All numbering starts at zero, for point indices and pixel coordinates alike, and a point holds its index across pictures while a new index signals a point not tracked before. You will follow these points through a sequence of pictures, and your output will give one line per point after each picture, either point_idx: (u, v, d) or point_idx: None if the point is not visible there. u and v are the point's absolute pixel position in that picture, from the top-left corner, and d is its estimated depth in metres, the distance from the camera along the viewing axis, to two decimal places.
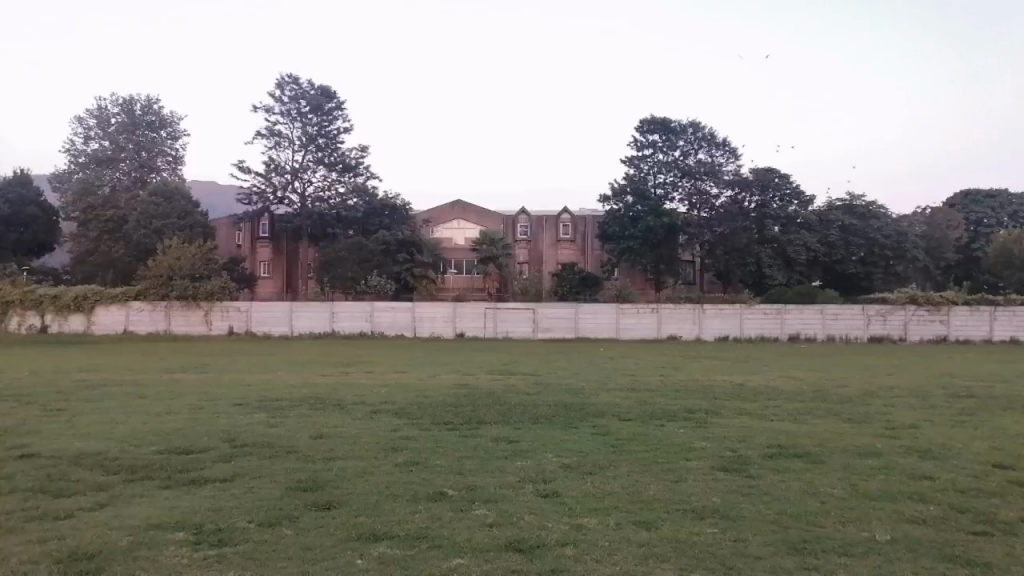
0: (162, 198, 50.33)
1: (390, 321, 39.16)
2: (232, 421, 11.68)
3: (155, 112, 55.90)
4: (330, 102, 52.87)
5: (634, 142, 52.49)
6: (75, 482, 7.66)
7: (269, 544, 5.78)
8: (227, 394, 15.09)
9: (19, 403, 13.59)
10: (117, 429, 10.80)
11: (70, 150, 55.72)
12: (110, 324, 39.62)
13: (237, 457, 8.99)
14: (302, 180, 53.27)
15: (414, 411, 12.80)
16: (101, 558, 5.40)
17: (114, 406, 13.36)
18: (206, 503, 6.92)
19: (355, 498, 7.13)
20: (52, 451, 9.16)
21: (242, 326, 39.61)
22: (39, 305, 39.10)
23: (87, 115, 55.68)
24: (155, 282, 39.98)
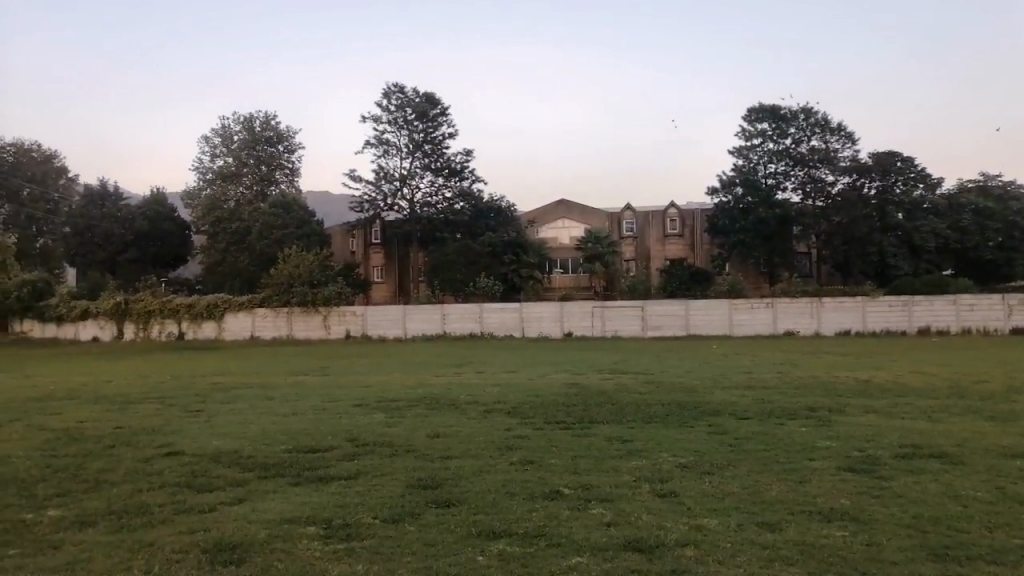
0: (282, 210, 53.06)
1: (499, 322, 39.66)
2: (354, 421, 12.17)
3: (272, 128, 59.02)
4: (435, 108, 54.21)
5: (742, 131, 50.95)
6: (215, 478, 8.21)
7: (393, 539, 6.01)
8: (348, 395, 15.75)
9: (163, 405, 14.67)
10: (250, 429, 11.49)
11: (198, 167, 59.73)
12: (239, 330, 42.15)
13: (359, 456, 9.36)
14: (411, 186, 54.80)
15: (527, 410, 12.92)
16: (241, 549, 5.76)
17: (246, 407, 14.25)
18: (334, 499, 7.26)
19: (473, 496, 7.27)
20: (193, 449, 9.86)
21: (358, 329, 41.18)
22: (176, 313, 42.37)
23: (212, 134, 59.51)
24: (277, 289, 42.30)
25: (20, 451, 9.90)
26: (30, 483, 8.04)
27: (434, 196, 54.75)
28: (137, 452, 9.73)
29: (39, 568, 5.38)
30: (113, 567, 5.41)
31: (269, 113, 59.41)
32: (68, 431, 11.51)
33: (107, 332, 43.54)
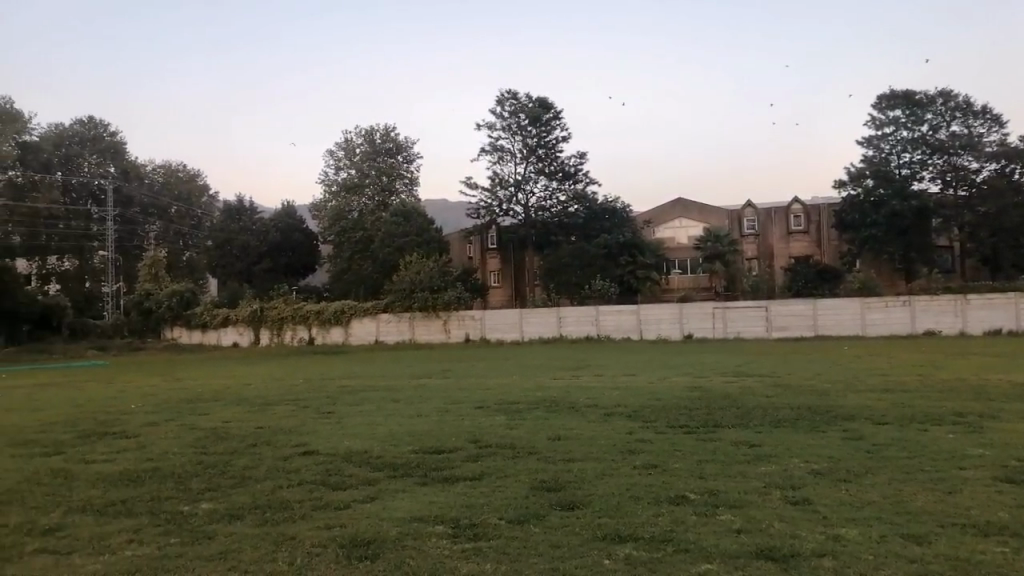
0: (402, 218, 54.89)
1: (616, 324, 39.36)
2: (476, 423, 12.40)
3: (392, 139, 61.82)
4: (548, 113, 54.51)
5: (873, 120, 48.08)
6: (348, 477, 8.60)
7: (520, 540, 6.08)
8: (469, 397, 16.08)
9: (298, 406, 15.50)
10: (378, 430, 11.94)
11: (324, 181, 62.81)
12: (364, 335, 43.98)
13: (483, 457, 9.53)
14: (525, 191, 55.34)
15: (648, 413, 12.75)
16: (376, 545, 5.99)
17: (374, 409, 14.84)
18: (460, 499, 7.43)
19: (598, 499, 7.25)
20: (327, 449, 10.37)
21: (477, 333, 42.00)
22: (306, 319, 44.69)
23: (336, 148, 62.43)
24: (399, 297, 43.67)
25: (176, 448, 10.76)
26: (185, 478, 8.73)
27: (549, 200, 55.04)
28: (277, 451, 10.33)
29: (196, 556, 5.82)
30: (260, 558, 5.76)
31: (388, 125, 62.15)
32: (216, 430, 12.40)
33: (245, 338, 46.52)
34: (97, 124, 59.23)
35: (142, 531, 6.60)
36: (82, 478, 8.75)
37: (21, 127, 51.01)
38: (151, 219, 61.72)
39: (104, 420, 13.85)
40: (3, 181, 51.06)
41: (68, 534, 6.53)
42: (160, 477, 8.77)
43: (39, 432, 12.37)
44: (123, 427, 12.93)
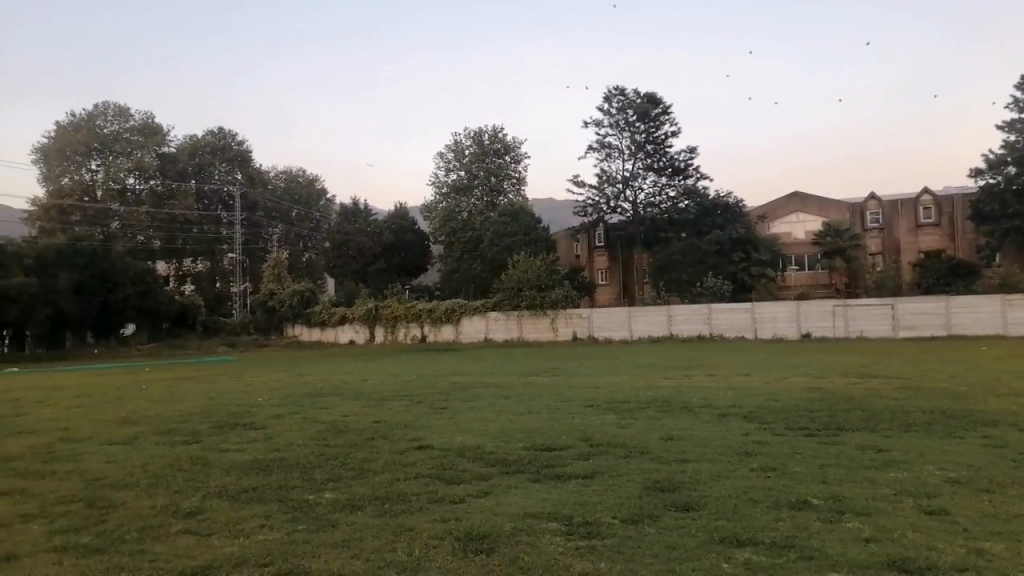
0: (510, 217, 55.44)
1: (729, 323, 38.29)
2: (587, 421, 12.36)
3: (500, 139, 62.47)
4: (657, 108, 53.63)
5: (1015, 102, 44.53)
6: (462, 472, 8.77)
7: (634, 539, 6.01)
8: (579, 396, 16.05)
9: (413, 402, 15.96)
10: (490, 426, 12.12)
11: (434, 182, 64.28)
12: (474, 333, 44.83)
13: (595, 456, 9.50)
14: (633, 188, 54.68)
15: (766, 414, 12.33)
16: (491, 539, 6.09)
17: (485, 405, 15.09)
18: (572, 497, 7.42)
19: (714, 501, 7.07)
20: (441, 444, 10.62)
21: (585, 331, 41.92)
22: (419, 317, 45.99)
23: (446, 150, 63.71)
24: (508, 295, 43.95)
25: (300, 440, 11.30)
26: (309, 468, 9.16)
27: (658, 196, 54.21)
28: (394, 445, 10.68)
29: (321, 543, 6.09)
30: (381, 547, 5.97)
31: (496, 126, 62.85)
32: (336, 423, 12.95)
33: (361, 335, 48.49)
34: (226, 134, 62.95)
35: (273, 517, 6.98)
36: (218, 466, 9.35)
37: (160, 138, 56.10)
38: (274, 222, 65.07)
39: (234, 412, 14.73)
40: (145, 189, 55.17)
41: (207, 517, 7.00)
42: (287, 467, 9.26)
43: (179, 422, 13.32)
44: (252, 418, 13.72)
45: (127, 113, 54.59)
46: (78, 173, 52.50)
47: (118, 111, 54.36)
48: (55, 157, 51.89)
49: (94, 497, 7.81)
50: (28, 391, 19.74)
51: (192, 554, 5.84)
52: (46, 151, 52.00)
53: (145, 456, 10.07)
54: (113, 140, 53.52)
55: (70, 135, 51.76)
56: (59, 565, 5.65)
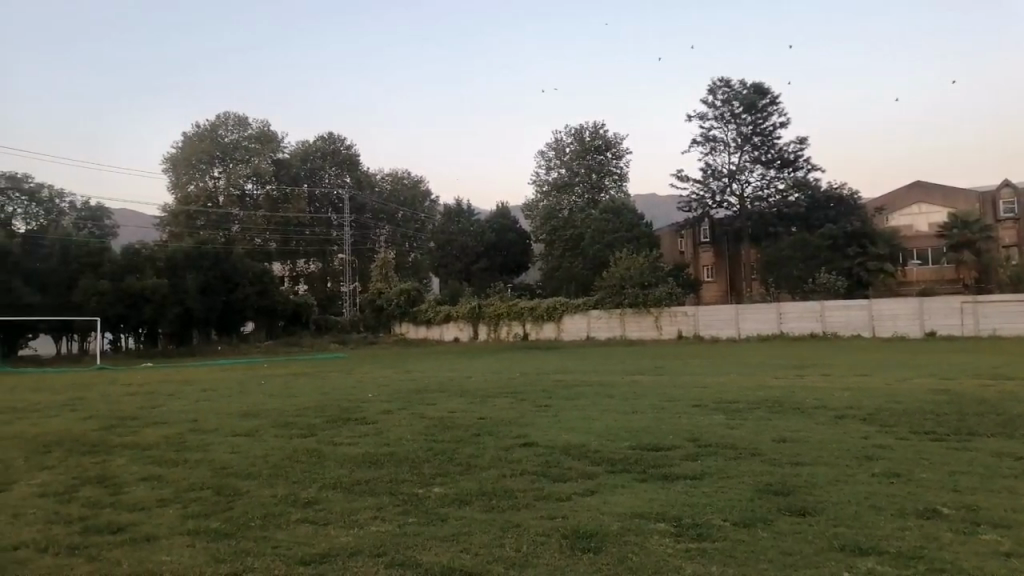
0: (612, 214, 54.94)
1: (844, 321, 36.56)
2: (694, 421, 12.10)
3: (601, 136, 61.97)
4: (764, 98, 51.82)
5: None
6: (567, 470, 8.74)
7: (748, 544, 5.81)
8: (685, 395, 15.70)
9: (516, 399, 16.06)
10: (594, 425, 12.03)
11: (536, 181, 64.58)
12: (576, 331, 44.75)
13: (703, 456, 9.27)
14: (740, 181, 53.07)
15: (888, 417, 11.66)
16: (598, 538, 6.05)
17: (590, 403, 15.03)
18: (681, 498, 7.25)
19: (832, 506, 6.75)
20: (545, 441, 10.65)
21: (690, 330, 40.97)
22: (521, 316, 46.44)
23: (547, 149, 63.86)
24: (610, 292, 43.48)
25: (409, 435, 11.60)
26: (419, 463, 9.38)
27: (766, 189, 52.40)
28: (499, 441, 10.78)
29: (431, 536, 6.22)
30: (489, 542, 6.03)
31: (597, 122, 62.41)
32: (442, 419, 13.23)
33: (465, 333, 49.46)
34: (336, 140, 65.40)
35: (384, 509, 7.19)
36: (332, 458, 9.72)
37: (275, 146, 59.03)
38: (381, 223, 67.13)
39: (346, 407, 15.30)
40: (262, 194, 58.03)
41: (323, 507, 7.29)
42: (397, 461, 9.51)
43: (296, 416, 13.95)
44: (363, 414, 14.21)
45: (245, 122, 57.78)
46: (202, 180, 55.65)
47: (238, 121, 57.56)
48: (183, 166, 55.37)
49: (221, 485, 8.29)
50: (160, 385, 21.22)
51: (310, 543, 6.09)
52: (175, 161, 55.67)
53: (266, 447, 10.61)
54: (234, 148, 56.53)
55: (195, 144, 55.23)
56: (192, 548, 6.02)
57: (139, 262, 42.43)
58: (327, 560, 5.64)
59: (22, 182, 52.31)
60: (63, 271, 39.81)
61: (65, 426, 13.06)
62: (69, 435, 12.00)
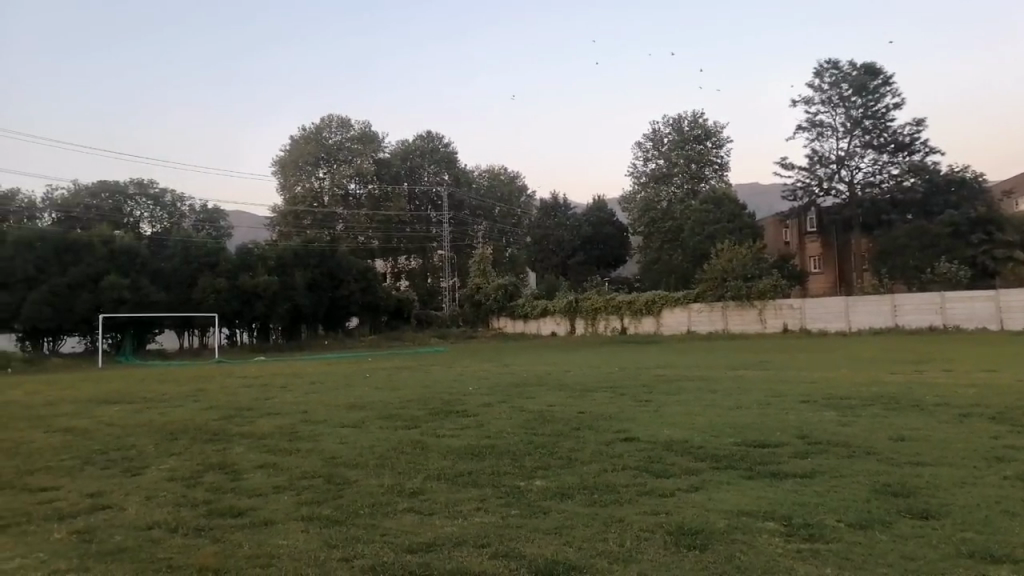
0: (713, 205, 53.48)
1: (967, 313, 34.23)
2: (802, 418, 11.65)
3: (701, 125, 60.30)
4: (876, 79, 49.20)
5: None
6: (670, 465, 8.58)
7: (865, 546, 5.55)
8: (792, 391, 15.13)
9: (616, 394, 15.90)
10: (697, 421, 11.79)
11: (633, 173, 63.74)
12: (676, 325, 44.00)
13: (813, 454, 8.91)
14: (849, 167, 50.65)
15: (1018, 416, 10.84)
16: (703, 535, 5.92)
17: (691, 398, 14.71)
18: (792, 497, 6.99)
19: (959, 510, 6.34)
20: (647, 436, 10.49)
21: (797, 323, 39.46)
22: (619, 310, 46.25)
23: (644, 140, 62.88)
24: (712, 285, 42.38)
25: (510, 427, 11.71)
26: (520, 456, 9.46)
27: (878, 174, 49.82)
28: (600, 436, 10.70)
29: (534, 528, 6.26)
30: (592, 536, 6.01)
31: (696, 111, 60.83)
32: (542, 413, 13.30)
33: (562, 327, 49.82)
34: (435, 138, 66.71)
35: (487, 501, 7.28)
36: (436, 449, 9.94)
37: (376, 145, 60.79)
38: (479, 220, 68.02)
39: (447, 399, 15.60)
40: (365, 193, 59.91)
41: (427, 497, 7.46)
42: (498, 454, 9.62)
43: (400, 408, 14.34)
44: (464, 406, 14.44)
45: (348, 124, 59.79)
46: (308, 181, 57.95)
47: (341, 122, 59.63)
48: (291, 168, 57.87)
49: (331, 473, 8.62)
50: (273, 378, 22.27)
51: (417, 532, 6.24)
52: (284, 163, 58.28)
53: (372, 438, 10.95)
54: (338, 149, 58.67)
55: (302, 147, 57.59)
56: (306, 532, 6.28)
57: (252, 260, 44.65)
58: (432, 550, 5.77)
59: (148, 188, 56.02)
60: (184, 271, 42.32)
61: (189, 415, 13.91)
62: (193, 424, 12.77)
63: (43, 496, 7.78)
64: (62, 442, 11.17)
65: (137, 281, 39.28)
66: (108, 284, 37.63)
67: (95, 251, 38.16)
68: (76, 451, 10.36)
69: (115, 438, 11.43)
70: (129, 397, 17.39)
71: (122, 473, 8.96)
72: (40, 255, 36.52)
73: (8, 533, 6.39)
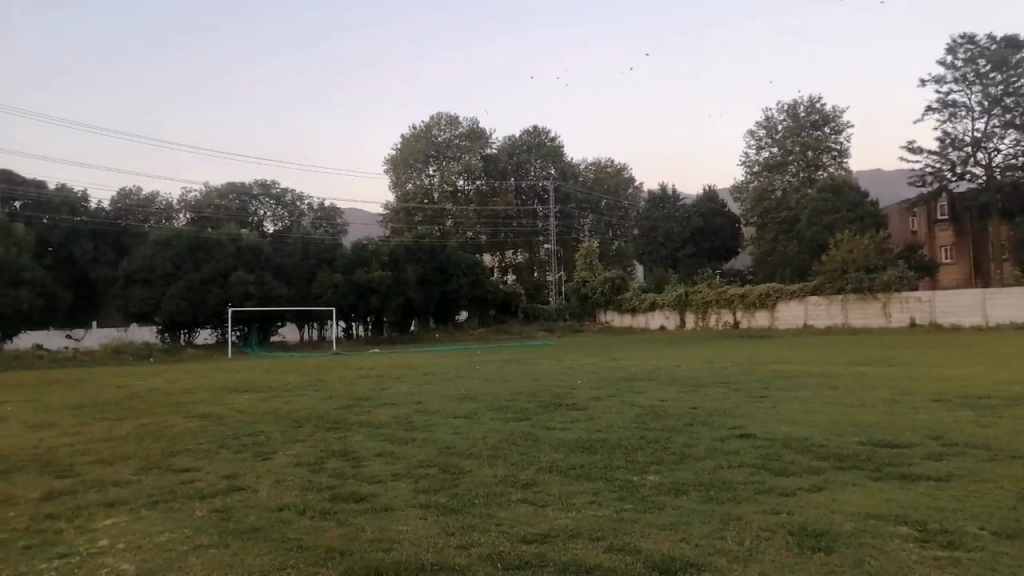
0: (832, 193, 51.00)
1: None
2: (935, 417, 10.95)
3: (818, 110, 57.18)
4: (1019, 53, 45.31)
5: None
6: (790, 464, 8.27)
7: (1012, 557, 5.16)
8: (923, 389, 14.24)
9: (729, 389, 15.48)
10: (819, 418, 11.32)
11: (745, 162, 61.57)
12: (792, 319, 42.39)
13: (949, 457, 8.35)
14: (986, 150, 47.04)
15: None
16: (829, 538, 5.67)
17: (810, 395, 14.12)
18: (925, 501, 6.59)
19: None
20: (764, 433, 10.15)
21: (925, 317, 37.07)
22: (731, 303, 45.09)
23: (757, 128, 60.39)
24: (830, 277, 40.25)
25: (620, 422, 11.60)
26: (632, 450, 9.37)
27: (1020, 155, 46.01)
28: (713, 432, 10.45)
29: (649, 524, 6.19)
30: (710, 533, 5.89)
31: (813, 96, 57.87)
32: (654, 408, 13.08)
33: (672, 321, 49.25)
34: (541, 132, 66.98)
35: (601, 494, 7.26)
36: (546, 442, 10.00)
37: (483, 142, 61.57)
38: (585, 213, 67.79)
39: (556, 393, 15.63)
40: (473, 189, 60.94)
41: (541, 489, 7.53)
42: (610, 447, 9.58)
43: (511, 400, 14.51)
44: (573, 400, 14.41)
45: (456, 122, 60.83)
46: (418, 179, 59.49)
47: (449, 121, 60.81)
48: (402, 166, 59.54)
49: (446, 463, 8.82)
50: (387, 369, 22.99)
51: (531, 523, 6.31)
52: (395, 162, 59.96)
53: (485, 429, 11.15)
54: (447, 146, 59.97)
55: (413, 145, 59.18)
56: (424, 520, 6.46)
57: (366, 256, 46.12)
58: (547, 541, 5.81)
59: (270, 188, 58.98)
60: (304, 266, 44.68)
61: (311, 404, 14.60)
62: (314, 413, 13.40)
63: (186, 476, 8.38)
64: (200, 427, 11.98)
65: (262, 277, 41.55)
66: (236, 280, 39.91)
67: (225, 248, 40.87)
68: (213, 436, 11.09)
69: (247, 424, 12.17)
70: (257, 385, 18.47)
71: (254, 457, 9.53)
72: (177, 254, 39.64)
73: (157, 509, 6.94)
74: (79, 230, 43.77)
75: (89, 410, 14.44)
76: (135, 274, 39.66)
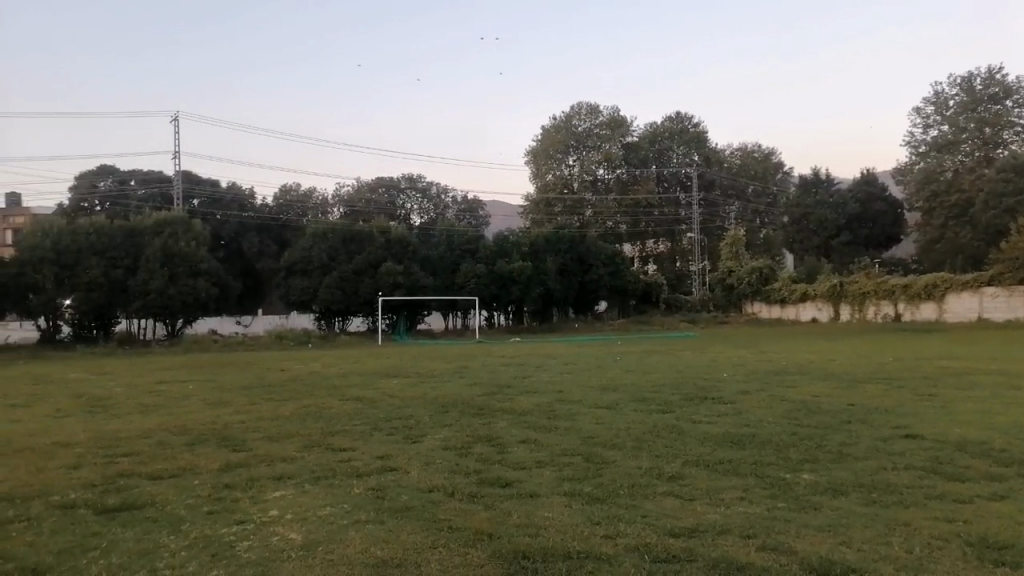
0: (1013, 173, 46.20)
1: None
2: None
3: (998, 82, 51.99)
4: None
5: None
6: (965, 468, 7.60)
7: None
8: None
9: (892, 386, 14.44)
10: (997, 420, 10.32)
11: (910, 142, 56.93)
12: (964, 311, 38.89)
13: None
14: None
15: None
16: (1014, 551, 5.16)
17: (986, 394, 12.90)
18: None
19: None
20: (933, 435, 9.37)
21: None
22: (892, 295, 41.92)
23: (924, 105, 55.83)
24: (1011, 266, 36.53)
25: (770, 417, 11.11)
26: (784, 447, 8.94)
27: None
28: (875, 431, 9.76)
29: (805, 523, 5.90)
30: (875, 538, 5.52)
31: (992, 67, 52.67)
32: (806, 403, 12.45)
33: (824, 313, 46.67)
34: (684, 118, 65.38)
35: (752, 491, 7.00)
36: (692, 435, 9.74)
37: (624, 130, 60.91)
38: (730, 200, 65.48)
39: (700, 385, 15.24)
40: (613, 178, 60.36)
41: (688, 482, 7.36)
42: (759, 443, 9.20)
43: (654, 392, 14.28)
44: (719, 393, 13.98)
45: (597, 110, 60.45)
46: (559, 169, 59.64)
47: (590, 110, 60.41)
48: (543, 157, 60.02)
49: (590, 453, 8.81)
50: (527, 358, 23.31)
51: (677, 516, 6.18)
52: (536, 153, 60.58)
53: (627, 421, 11.03)
54: (587, 136, 59.82)
55: (552, 136, 59.54)
56: (570, 508, 6.50)
57: (508, 247, 46.95)
58: (696, 535, 5.67)
59: (417, 182, 61.19)
60: (448, 257, 46.19)
61: (457, 390, 15.09)
62: (461, 399, 13.83)
63: (343, 455, 8.88)
64: (354, 409, 12.68)
65: (409, 267, 43.26)
66: (385, 271, 41.77)
67: (375, 240, 42.92)
68: (366, 418, 11.68)
69: (397, 408, 12.73)
70: (407, 371, 19.32)
71: (404, 439, 9.96)
72: (332, 246, 42.11)
73: (320, 484, 7.41)
74: (246, 225, 47.62)
75: (257, 390, 15.70)
76: (295, 265, 42.47)
